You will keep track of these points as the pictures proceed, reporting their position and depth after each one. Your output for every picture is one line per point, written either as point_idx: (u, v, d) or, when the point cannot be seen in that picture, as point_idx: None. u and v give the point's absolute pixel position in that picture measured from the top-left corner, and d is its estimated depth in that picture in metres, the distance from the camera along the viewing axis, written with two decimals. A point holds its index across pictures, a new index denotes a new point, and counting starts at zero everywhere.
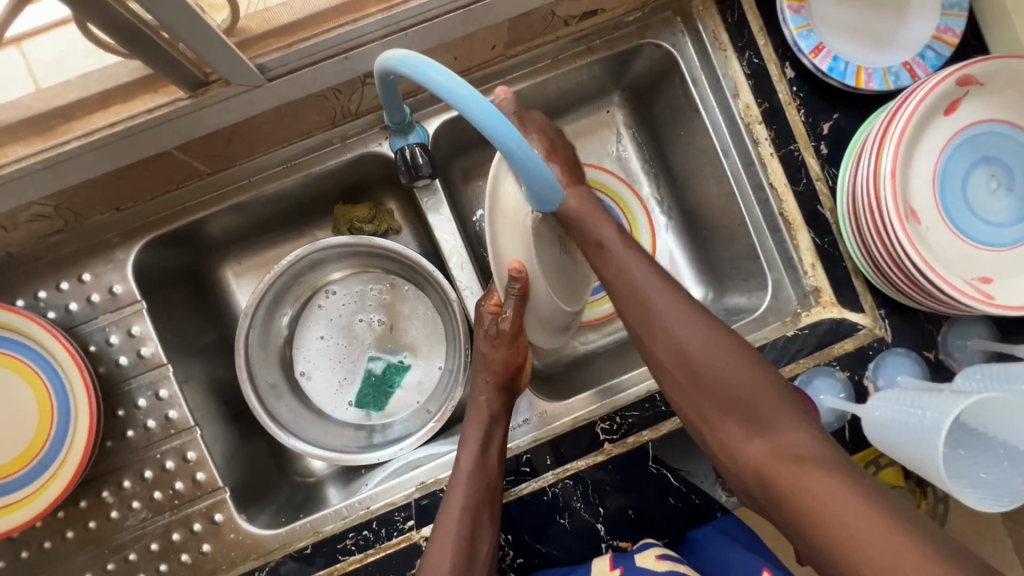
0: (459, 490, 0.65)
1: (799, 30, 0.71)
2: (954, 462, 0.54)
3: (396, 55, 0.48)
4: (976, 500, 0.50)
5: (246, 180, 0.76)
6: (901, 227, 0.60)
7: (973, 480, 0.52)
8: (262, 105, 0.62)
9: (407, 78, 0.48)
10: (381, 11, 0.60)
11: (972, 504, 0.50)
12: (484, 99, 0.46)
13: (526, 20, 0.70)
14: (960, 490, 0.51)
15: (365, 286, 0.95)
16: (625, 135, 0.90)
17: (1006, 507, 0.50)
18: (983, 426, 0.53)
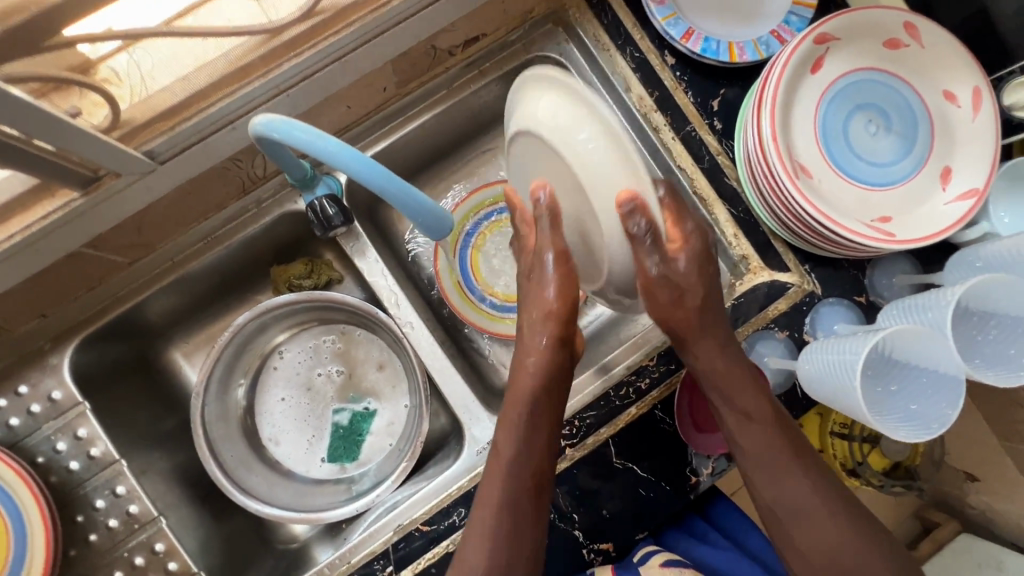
0: (510, 440, 0.63)
1: (666, 20, 0.74)
2: (884, 400, 0.55)
3: (261, 120, 0.49)
4: (907, 432, 0.52)
5: (171, 261, 0.77)
6: (794, 187, 0.62)
7: (906, 412, 0.53)
8: (161, 189, 0.63)
9: (276, 140, 0.49)
10: (259, 77, 0.62)
11: (903, 437, 0.51)
12: (350, 147, 0.47)
13: (409, 58, 0.71)
14: (896, 425, 0.52)
15: (318, 339, 0.96)
16: None
17: (937, 433, 0.51)
18: (902, 355, 0.55)
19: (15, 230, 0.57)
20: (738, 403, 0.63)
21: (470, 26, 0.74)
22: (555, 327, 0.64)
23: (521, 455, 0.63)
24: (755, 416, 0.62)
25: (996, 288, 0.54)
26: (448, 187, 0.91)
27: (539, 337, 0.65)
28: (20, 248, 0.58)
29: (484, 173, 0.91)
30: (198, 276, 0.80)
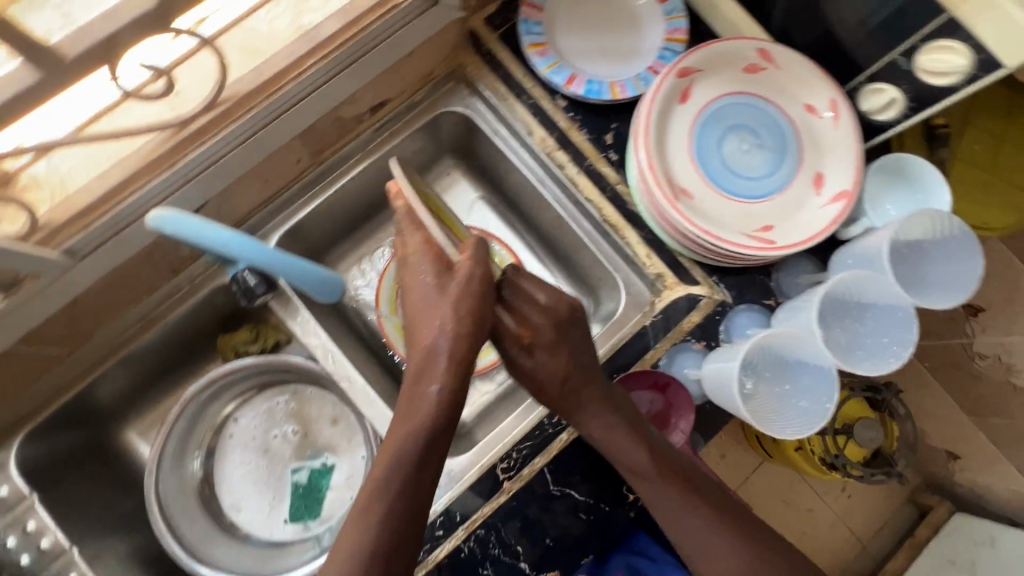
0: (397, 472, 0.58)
1: (549, 69, 0.79)
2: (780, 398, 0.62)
3: (155, 215, 0.57)
4: (791, 428, 0.58)
5: (111, 345, 0.81)
6: (676, 210, 0.67)
7: (796, 407, 0.60)
8: (86, 281, 0.67)
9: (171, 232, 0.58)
10: (167, 168, 0.67)
11: (788, 434, 0.58)
12: (234, 231, 0.60)
13: (316, 131, 0.77)
14: (783, 423, 0.59)
15: (271, 401, 0.98)
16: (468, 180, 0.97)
17: (815, 424, 0.58)
18: (787, 356, 0.61)
19: None
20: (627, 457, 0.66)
21: (373, 94, 0.80)
22: (452, 373, 0.61)
23: (406, 485, 0.58)
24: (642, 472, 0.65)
25: (858, 287, 0.60)
26: (380, 240, 0.95)
27: (432, 381, 0.60)
28: None
29: None
30: (141, 355, 0.84)
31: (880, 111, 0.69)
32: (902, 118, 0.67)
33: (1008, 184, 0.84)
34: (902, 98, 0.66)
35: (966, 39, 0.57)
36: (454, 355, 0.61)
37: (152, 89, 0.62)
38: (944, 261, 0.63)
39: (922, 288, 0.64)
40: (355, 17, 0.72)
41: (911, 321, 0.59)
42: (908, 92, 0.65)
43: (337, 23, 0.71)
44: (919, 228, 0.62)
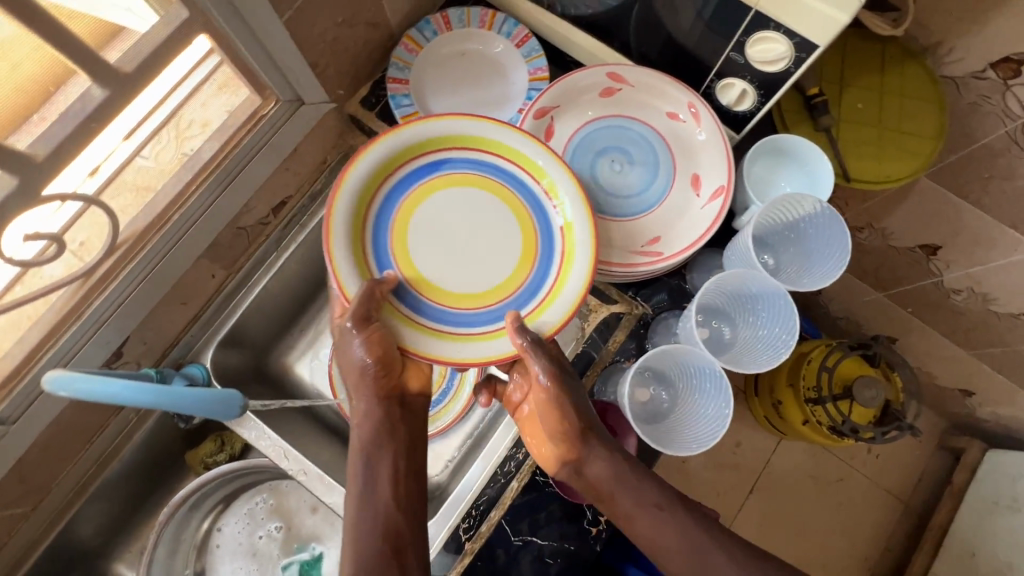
0: (355, 489, 0.62)
1: None
2: (693, 411, 0.69)
3: (50, 379, 0.52)
4: (700, 443, 0.65)
5: (74, 490, 0.84)
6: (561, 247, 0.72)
7: (704, 417, 0.67)
8: (25, 441, 0.70)
9: (65, 395, 0.52)
10: (76, 319, 0.70)
11: (698, 450, 0.65)
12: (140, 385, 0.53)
13: (221, 245, 0.81)
14: (692, 441, 0.66)
15: (250, 503, 0.99)
16: None
17: (720, 434, 0.64)
18: (687, 368, 0.69)
19: None
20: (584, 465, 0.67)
21: (270, 198, 0.84)
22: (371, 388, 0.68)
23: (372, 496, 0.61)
24: (598, 481, 0.66)
25: (731, 290, 0.68)
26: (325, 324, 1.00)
27: (360, 402, 0.68)
28: None
29: None
30: (109, 487, 0.87)
31: (738, 102, 0.71)
32: (758, 105, 0.69)
33: (891, 132, 0.87)
34: (750, 89, 0.68)
35: (781, 28, 0.59)
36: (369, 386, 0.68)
37: (51, 252, 0.66)
38: (820, 237, 0.67)
39: (812, 262, 0.69)
40: (231, 134, 0.76)
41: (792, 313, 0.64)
42: (753, 82, 0.67)
43: (215, 144, 0.75)
44: (784, 209, 0.66)
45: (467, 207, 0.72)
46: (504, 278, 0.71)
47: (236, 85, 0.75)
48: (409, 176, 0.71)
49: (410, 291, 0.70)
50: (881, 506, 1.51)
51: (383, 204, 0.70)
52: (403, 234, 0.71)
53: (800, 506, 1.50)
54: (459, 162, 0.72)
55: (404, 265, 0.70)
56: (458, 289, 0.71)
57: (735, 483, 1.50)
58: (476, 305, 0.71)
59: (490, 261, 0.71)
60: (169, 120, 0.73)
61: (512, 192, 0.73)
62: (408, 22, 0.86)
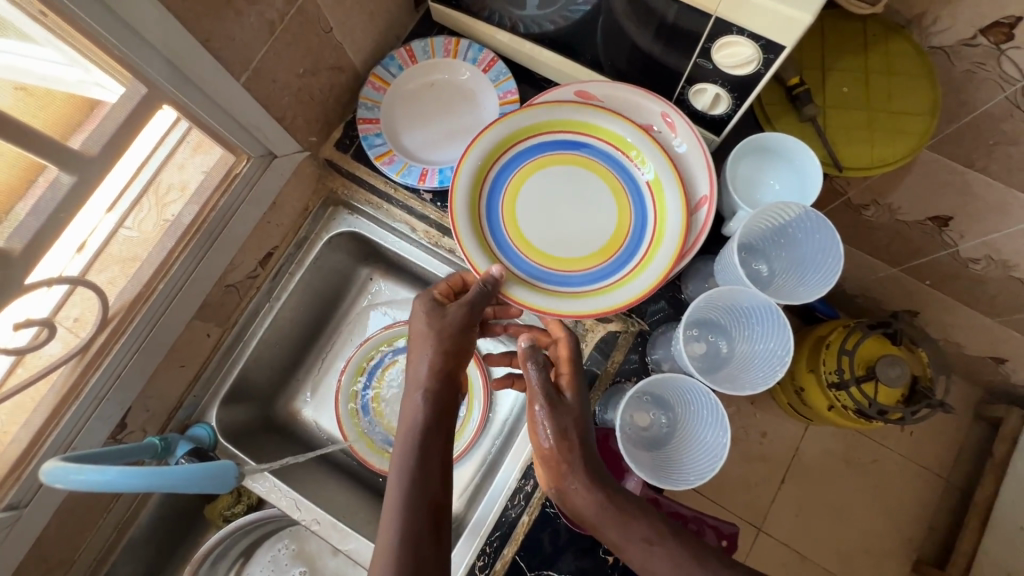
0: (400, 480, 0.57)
1: (400, 173, 0.80)
2: (693, 441, 0.68)
3: (45, 472, 0.53)
4: (698, 474, 0.64)
5: (96, 559, 0.85)
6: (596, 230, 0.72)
7: (702, 444, 0.67)
8: (40, 521, 0.71)
9: (59, 487, 0.53)
10: (74, 398, 0.71)
11: (697, 481, 0.64)
12: (133, 469, 0.55)
13: (210, 305, 0.82)
14: (690, 471, 0.66)
15: (273, 551, 1.00)
16: (375, 275, 1.03)
17: (718, 466, 0.63)
18: (683, 392, 0.69)
19: None
20: (577, 492, 0.61)
21: (256, 251, 0.85)
22: (443, 365, 0.64)
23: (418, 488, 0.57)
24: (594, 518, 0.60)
25: (722, 305, 0.70)
26: (331, 365, 1.01)
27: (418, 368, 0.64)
28: None
29: (350, 338, 1.02)
30: (131, 551, 0.88)
31: (712, 107, 0.68)
32: (733, 108, 0.67)
33: (884, 112, 0.83)
34: (724, 92, 0.66)
35: (744, 32, 0.56)
36: (444, 360, 0.64)
37: (43, 335, 0.67)
38: (808, 240, 0.69)
39: (803, 272, 0.71)
40: (208, 196, 0.76)
41: (784, 325, 0.65)
42: (726, 85, 0.64)
43: (194, 206, 0.76)
44: (768, 219, 0.67)
45: (582, 187, 0.73)
46: (588, 257, 0.72)
47: (210, 145, 0.74)
48: (554, 142, 0.73)
49: (504, 238, 0.72)
50: (923, 484, 1.45)
51: (520, 153, 0.73)
52: (518, 187, 0.73)
53: (835, 494, 1.45)
54: (598, 149, 0.73)
55: (508, 210, 0.73)
56: (546, 250, 0.72)
57: (766, 476, 1.46)
58: (548, 265, 0.72)
59: (582, 242, 0.72)
60: (148, 188, 0.72)
61: (616, 180, 0.73)
62: (372, 60, 0.86)
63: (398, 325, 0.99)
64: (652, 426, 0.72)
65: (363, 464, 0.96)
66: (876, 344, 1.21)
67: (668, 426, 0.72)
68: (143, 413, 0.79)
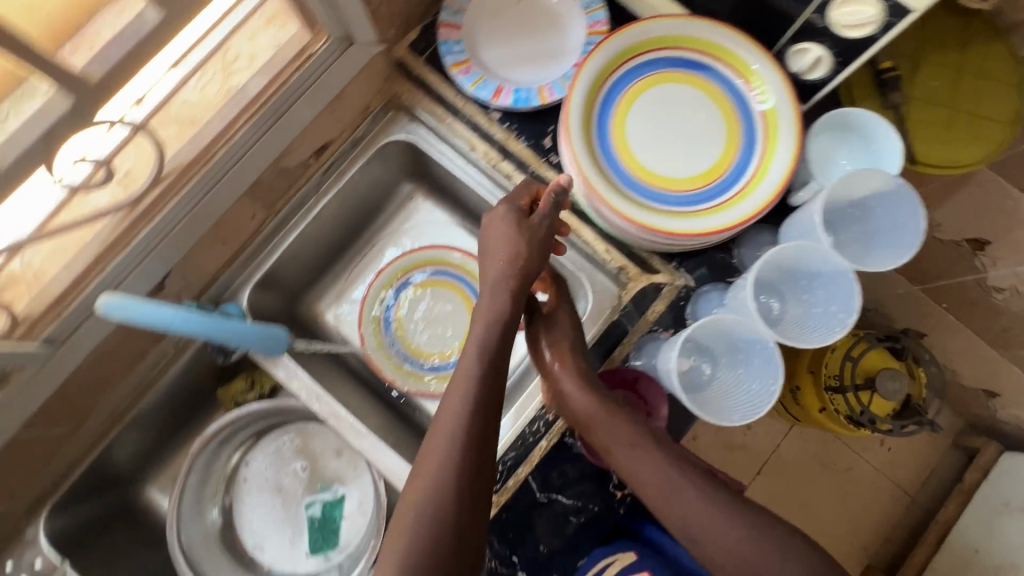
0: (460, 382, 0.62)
1: (475, 85, 0.79)
2: (734, 387, 0.70)
3: (104, 303, 0.56)
4: (742, 417, 0.67)
5: (111, 416, 0.86)
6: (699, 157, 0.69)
7: (746, 391, 0.69)
8: (71, 364, 0.72)
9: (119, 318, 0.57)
10: (122, 248, 0.71)
11: (740, 423, 0.66)
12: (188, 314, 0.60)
13: (264, 186, 0.80)
14: (732, 412, 0.68)
15: (278, 443, 1.02)
16: (418, 195, 1.02)
17: (764, 411, 0.66)
18: (735, 340, 0.70)
19: None
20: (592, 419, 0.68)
21: (313, 141, 0.83)
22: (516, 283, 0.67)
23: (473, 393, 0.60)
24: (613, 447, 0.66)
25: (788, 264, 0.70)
26: (359, 275, 1.01)
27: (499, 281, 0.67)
28: None
29: (382, 252, 1.02)
30: (145, 416, 0.89)
31: (812, 69, 0.67)
32: (833, 74, 0.65)
33: (968, 115, 0.82)
34: (827, 56, 0.64)
35: None
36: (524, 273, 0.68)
37: (99, 178, 0.66)
38: (886, 215, 0.69)
39: (871, 245, 0.71)
40: (277, 72, 0.74)
41: (854, 290, 0.65)
42: (832, 48, 0.63)
43: (261, 81, 0.74)
44: (856, 186, 0.67)
45: (697, 109, 0.69)
46: (688, 180, 0.68)
47: (286, 19, 0.73)
48: (682, 61, 0.70)
49: (606, 141, 0.69)
50: (891, 497, 1.50)
51: (643, 65, 0.70)
52: (632, 100, 0.70)
53: (807, 491, 1.51)
54: (723, 76, 0.69)
55: (619, 117, 0.69)
56: (648, 165, 0.68)
57: (746, 463, 1.51)
58: (645, 179, 0.68)
59: (684, 164, 0.68)
60: (218, 51, 0.69)
61: (733, 109, 0.69)
62: None
63: (430, 248, 1.01)
64: (692, 371, 0.72)
65: (377, 374, 0.98)
66: (885, 353, 1.23)
67: (705, 374, 0.73)
68: (182, 282, 0.80)
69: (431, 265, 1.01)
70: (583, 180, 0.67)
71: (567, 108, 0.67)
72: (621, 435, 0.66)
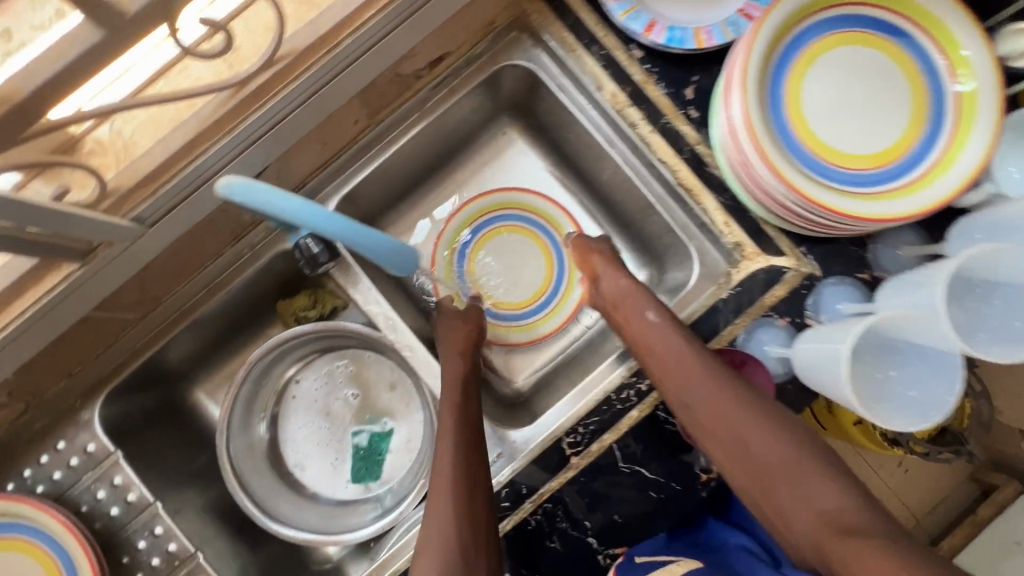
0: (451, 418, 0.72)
1: (626, 15, 0.71)
2: (884, 391, 0.59)
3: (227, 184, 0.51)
4: (907, 424, 0.55)
5: (178, 310, 0.80)
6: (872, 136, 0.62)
7: (906, 398, 0.58)
8: (155, 248, 0.67)
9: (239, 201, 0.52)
10: (227, 131, 0.63)
11: (905, 431, 0.55)
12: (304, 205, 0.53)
13: (375, 89, 0.73)
14: (894, 419, 0.56)
15: (331, 366, 0.99)
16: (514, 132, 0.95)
17: (933, 421, 0.55)
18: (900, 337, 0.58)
19: (24, 307, 0.61)
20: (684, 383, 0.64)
21: (434, 48, 0.75)
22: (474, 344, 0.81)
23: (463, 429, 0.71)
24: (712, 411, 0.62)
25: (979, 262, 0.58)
26: (439, 207, 0.96)
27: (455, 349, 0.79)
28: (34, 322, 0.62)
29: (465, 186, 0.96)
30: (209, 319, 0.84)
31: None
32: None
33: None
34: None
35: None
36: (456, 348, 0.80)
37: (214, 47, 0.59)
38: None
39: None
40: None
41: None
42: None
43: None
44: None
45: (881, 81, 0.62)
46: (857, 159, 0.61)
47: None
48: (876, 22, 0.62)
49: (777, 98, 0.61)
50: None
51: (835, 18, 0.62)
52: (814, 56, 0.62)
53: None
54: (915, 46, 0.62)
55: (797, 73, 0.61)
56: (818, 134, 0.61)
57: None
58: (812, 149, 0.61)
59: (855, 141, 0.62)
60: None
61: (920, 87, 0.62)
62: None
63: (511, 191, 0.95)
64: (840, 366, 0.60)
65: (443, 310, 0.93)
66: None
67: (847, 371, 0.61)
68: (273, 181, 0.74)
69: (527, 215, 0.96)
70: (750, 138, 0.59)
71: (748, 52, 0.58)
72: (720, 402, 0.62)
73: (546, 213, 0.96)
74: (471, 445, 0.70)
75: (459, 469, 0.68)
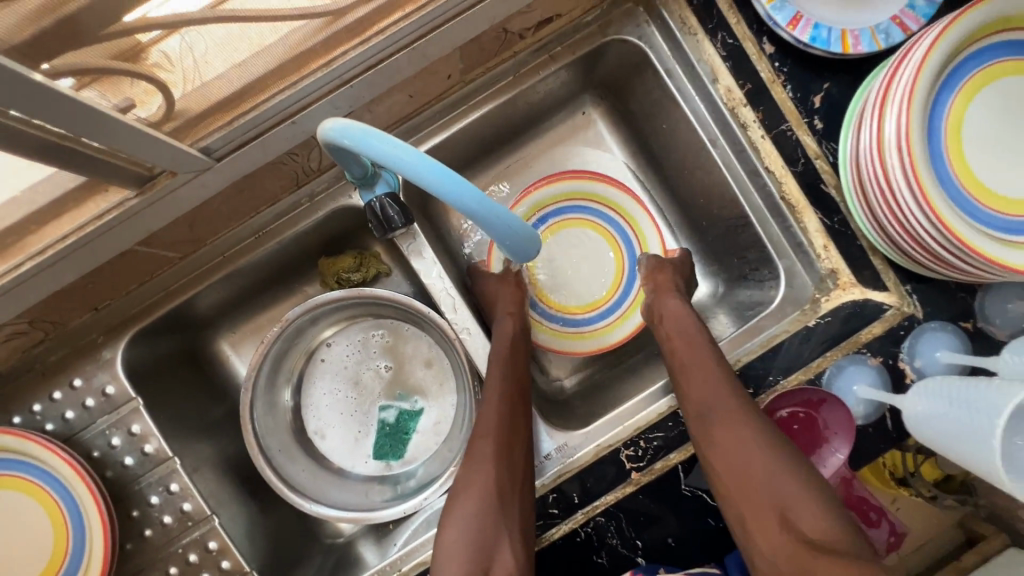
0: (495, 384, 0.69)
1: (771, 3, 0.66)
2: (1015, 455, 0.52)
3: (335, 127, 0.45)
4: None
5: (223, 254, 0.74)
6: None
7: None
8: (215, 185, 0.60)
9: (348, 149, 0.46)
10: (321, 67, 0.56)
11: None
12: (433, 160, 0.44)
13: (478, 44, 0.66)
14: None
15: (366, 333, 0.93)
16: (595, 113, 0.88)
17: None
18: None
19: (67, 230, 0.54)
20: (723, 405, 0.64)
21: (548, 6, 0.67)
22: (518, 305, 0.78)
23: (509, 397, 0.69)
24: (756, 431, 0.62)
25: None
26: (505, 183, 0.89)
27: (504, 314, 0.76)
28: (76, 248, 0.55)
29: (536, 164, 0.89)
30: (250, 270, 0.77)
31: None
32: None
33: None
34: None
35: None
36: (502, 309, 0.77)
37: None
38: None
39: None
40: None
41: None
42: None
43: None
44: None
45: None
46: (1008, 201, 0.56)
47: None
48: None
49: (936, 119, 0.56)
50: None
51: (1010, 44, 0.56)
52: (982, 82, 0.56)
53: None
54: None
55: (959, 97, 0.56)
56: (970, 168, 0.56)
57: None
58: (961, 182, 0.55)
59: (1011, 182, 0.56)
60: None
61: None
62: None
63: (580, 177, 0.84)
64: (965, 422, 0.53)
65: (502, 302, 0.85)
66: None
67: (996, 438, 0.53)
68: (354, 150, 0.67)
69: (625, 229, 0.85)
70: (905, 155, 0.53)
71: (924, 63, 0.52)
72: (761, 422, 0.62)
73: (621, 208, 0.85)
74: (515, 402, 0.69)
75: (502, 422, 0.67)
